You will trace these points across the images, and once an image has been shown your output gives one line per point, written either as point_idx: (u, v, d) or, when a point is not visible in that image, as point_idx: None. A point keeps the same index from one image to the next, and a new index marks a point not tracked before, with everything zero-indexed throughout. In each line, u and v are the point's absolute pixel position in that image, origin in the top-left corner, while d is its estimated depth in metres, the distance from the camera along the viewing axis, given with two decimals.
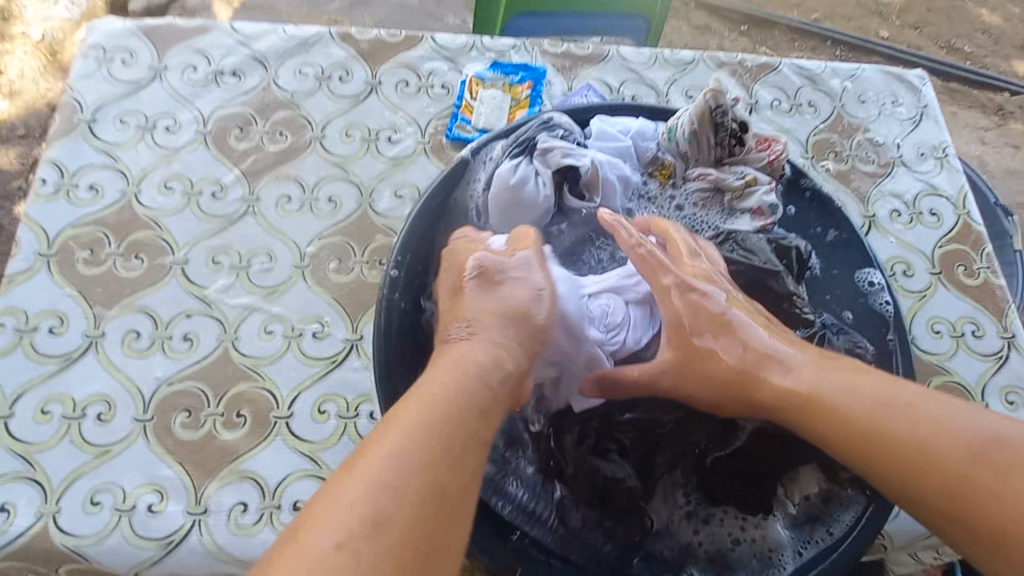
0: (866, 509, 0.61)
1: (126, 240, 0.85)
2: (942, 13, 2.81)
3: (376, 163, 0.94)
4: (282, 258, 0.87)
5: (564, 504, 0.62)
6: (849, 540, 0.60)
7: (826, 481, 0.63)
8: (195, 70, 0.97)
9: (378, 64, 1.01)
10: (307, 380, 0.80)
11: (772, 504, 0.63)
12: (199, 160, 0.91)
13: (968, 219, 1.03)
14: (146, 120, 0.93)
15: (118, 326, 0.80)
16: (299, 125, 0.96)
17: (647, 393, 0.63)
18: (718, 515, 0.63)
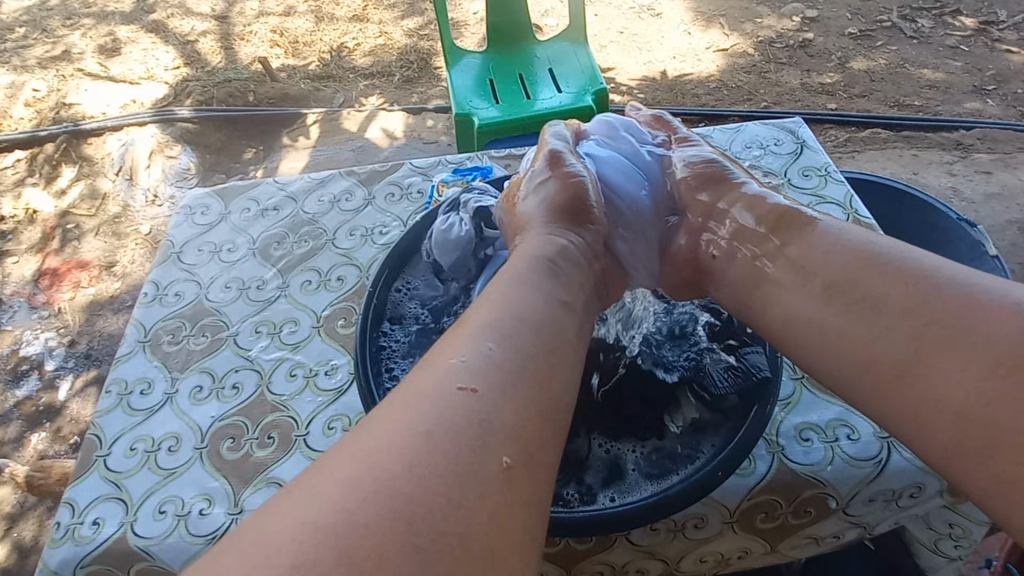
0: (733, 424, 0.76)
1: (197, 324, 1.18)
2: (886, 80, 3.17)
3: (372, 250, 1.28)
4: (304, 322, 1.17)
5: None
6: (725, 447, 0.74)
7: (702, 407, 0.78)
8: (249, 210, 1.38)
9: (373, 186, 1.40)
10: (320, 406, 1.04)
11: (663, 429, 0.78)
12: (249, 267, 1.27)
13: (856, 216, 1.22)
14: (215, 246, 1.32)
15: (188, 383, 1.10)
16: (317, 233, 1.32)
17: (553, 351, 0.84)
18: (621, 444, 0.78)
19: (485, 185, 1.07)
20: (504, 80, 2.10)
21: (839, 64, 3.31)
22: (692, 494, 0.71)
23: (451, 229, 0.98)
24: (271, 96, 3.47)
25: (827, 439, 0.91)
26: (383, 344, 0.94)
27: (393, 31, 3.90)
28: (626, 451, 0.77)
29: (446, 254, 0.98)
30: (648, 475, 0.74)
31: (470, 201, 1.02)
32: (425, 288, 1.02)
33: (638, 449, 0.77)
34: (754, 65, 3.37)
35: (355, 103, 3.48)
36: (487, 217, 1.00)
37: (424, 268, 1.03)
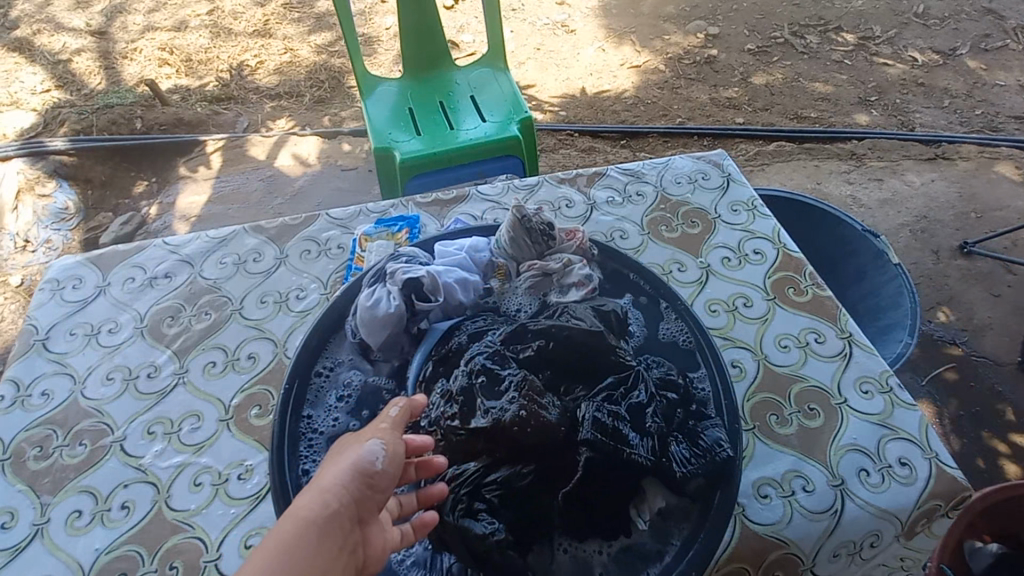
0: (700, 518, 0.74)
1: (72, 430, 0.99)
2: (784, 94, 3.39)
3: (288, 318, 1.13)
4: (209, 415, 1.00)
5: (455, 573, 0.71)
6: (693, 545, 0.71)
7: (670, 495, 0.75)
8: (134, 280, 1.19)
9: (285, 242, 1.26)
10: (234, 519, 0.89)
11: (630, 526, 0.74)
12: (136, 350, 1.09)
13: (786, 250, 1.24)
14: (92, 328, 1.12)
15: (62, 509, 0.90)
16: (221, 303, 1.16)
17: (507, 445, 0.70)
18: (587, 545, 0.74)
19: (414, 250, 0.97)
20: (424, 109, 2.00)
21: (743, 79, 3.50)
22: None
23: (377, 305, 0.87)
24: (163, 122, 3.13)
25: (784, 494, 0.90)
26: (304, 450, 0.81)
27: (300, 48, 3.66)
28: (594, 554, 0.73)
29: (373, 334, 0.87)
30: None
31: (396, 270, 0.91)
32: (350, 372, 0.89)
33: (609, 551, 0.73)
34: (667, 81, 3.48)
35: (262, 127, 3.22)
36: (417, 287, 0.89)
37: (350, 350, 0.91)
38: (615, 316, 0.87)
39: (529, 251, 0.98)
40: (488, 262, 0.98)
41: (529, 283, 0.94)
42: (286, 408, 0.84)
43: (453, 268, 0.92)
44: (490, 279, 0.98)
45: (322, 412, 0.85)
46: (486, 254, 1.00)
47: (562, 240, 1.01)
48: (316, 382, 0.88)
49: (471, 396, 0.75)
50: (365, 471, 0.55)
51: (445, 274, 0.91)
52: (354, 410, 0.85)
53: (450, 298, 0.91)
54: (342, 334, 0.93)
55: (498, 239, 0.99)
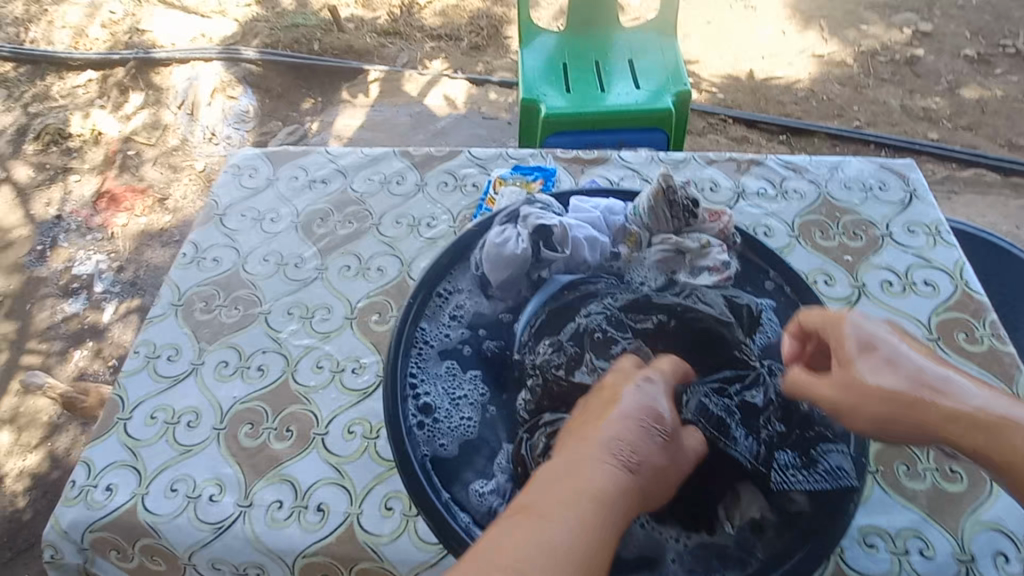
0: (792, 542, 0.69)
1: (231, 295, 1.15)
2: (999, 115, 2.84)
3: (417, 242, 1.21)
4: (337, 311, 1.12)
5: None
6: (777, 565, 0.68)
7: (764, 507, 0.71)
8: (297, 179, 1.34)
9: (426, 171, 1.33)
10: (343, 406, 0.99)
11: (713, 524, 0.71)
12: (290, 241, 1.23)
13: (966, 289, 1.06)
14: (258, 214, 1.28)
15: (214, 357, 1.07)
16: (363, 216, 1.26)
17: None
18: (664, 528, 0.71)
19: (549, 199, 0.98)
20: (579, 67, 1.96)
21: (948, 88, 2.98)
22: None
23: (506, 244, 0.90)
24: (336, 48, 3.39)
25: (895, 550, 0.81)
26: (414, 359, 0.88)
27: None
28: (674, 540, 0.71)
29: (495, 271, 0.90)
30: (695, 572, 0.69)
31: (530, 215, 0.93)
32: (468, 301, 0.94)
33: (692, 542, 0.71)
34: (851, 77, 3.07)
35: (418, 65, 3.37)
36: (546, 236, 0.91)
37: (471, 280, 0.95)
38: (746, 312, 0.82)
39: (667, 223, 0.94)
40: (619, 228, 0.96)
41: (659, 257, 0.92)
42: (405, 318, 0.91)
43: (585, 225, 0.92)
44: (620, 244, 0.96)
45: (435, 330, 0.92)
46: (619, 218, 0.98)
47: (703, 221, 0.96)
48: (436, 301, 0.94)
49: (582, 354, 0.76)
50: (630, 463, 0.58)
51: (576, 228, 0.92)
52: (465, 336, 0.91)
53: (576, 254, 0.92)
54: (465, 264, 0.98)
55: (636, 205, 0.96)
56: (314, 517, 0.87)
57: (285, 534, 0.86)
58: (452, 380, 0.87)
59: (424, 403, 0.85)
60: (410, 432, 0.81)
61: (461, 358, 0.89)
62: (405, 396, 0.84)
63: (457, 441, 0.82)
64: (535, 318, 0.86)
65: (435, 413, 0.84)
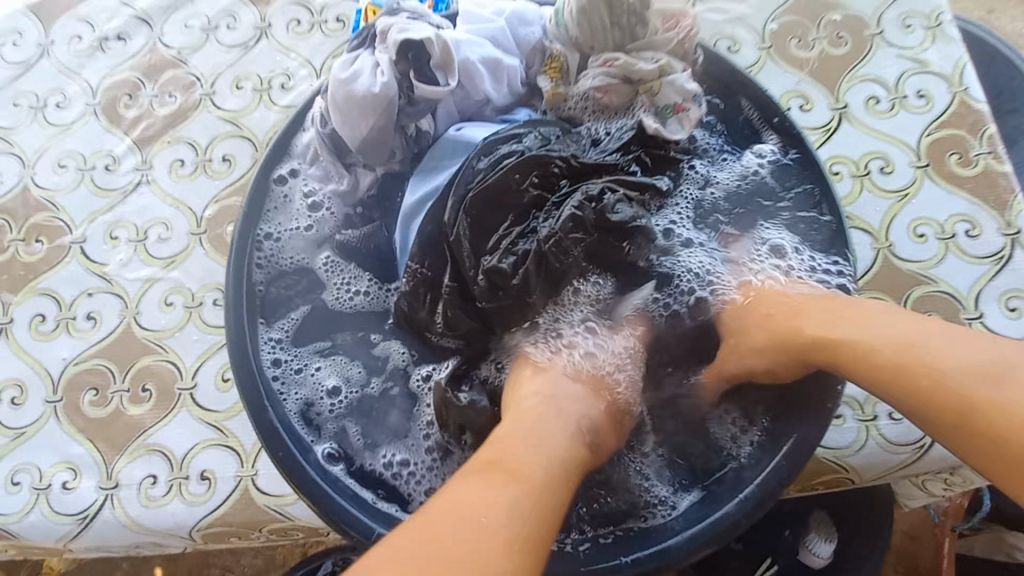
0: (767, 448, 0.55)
1: (26, 224, 0.84)
2: None
3: (270, 114, 0.88)
4: (178, 226, 0.83)
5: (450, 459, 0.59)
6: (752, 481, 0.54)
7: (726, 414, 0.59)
8: (81, 40, 0.93)
9: (266, 5, 0.93)
10: (210, 349, 0.78)
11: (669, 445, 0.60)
12: (91, 135, 0.88)
13: (965, 96, 0.85)
14: (37, 99, 0.90)
15: (25, 311, 0.80)
16: (187, 83, 0.90)
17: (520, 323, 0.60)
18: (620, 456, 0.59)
19: (424, 5, 0.66)
20: None
21: None
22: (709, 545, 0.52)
23: (357, 78, 0.61)
24: None
25: (862, 418, 0.73)
26: (262, 290, 0.63)
27: None
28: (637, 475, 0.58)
29: (348, 121, 0.62)
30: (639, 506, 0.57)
31: (390, 27, 0.63)
32: (320, 176, 0.67)
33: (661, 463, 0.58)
34: None
35: None
36: (420, 60, 0.62)
37: (319, 146, 0.65)
38: (711, 204, 0.66)
39: (608, 30, 0.65)
40: (535, 48, 0.69)
41: (598, 82, 0.64)
42: (243, 228, 0.63)
43: (478, 41, 0.64)
44: (538, 75, 0.69)
45: (283, 241, 0.66)
46: (535, 33, 0.69)
47: (658, 29, 0.66)
48: (277, 200, 0.66)
49: (526, 295, 0.59)
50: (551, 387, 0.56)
51: (465, 47, 0.64)
52: (324, 241, 0.68)
53: (470, 91, 0.65)
54: (308, 124, 0.67)
55: (558, 10, 0.66)
56: (197, 488, 0.72)
57: (167, 514, 0.71)
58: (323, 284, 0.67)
59: (285, 349, 0.63)
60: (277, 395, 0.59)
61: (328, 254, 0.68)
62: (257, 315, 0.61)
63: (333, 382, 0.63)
64: (448, 217, 0.58)
65: (304, 358, 0.63)
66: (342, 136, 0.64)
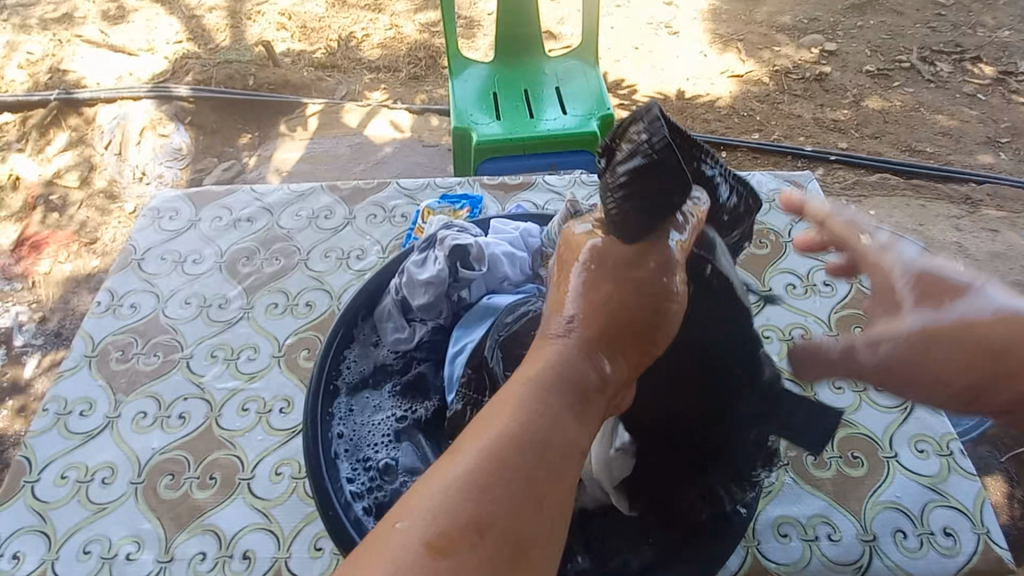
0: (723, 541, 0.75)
1: (150, 341, 1.11)
2: (900, 123, 3.12)
3: (346, 275, 1.21)
4: (264, 350, 1.10)
5: None
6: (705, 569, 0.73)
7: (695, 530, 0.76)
8: (220, 219, 1.31)
9: (355, 205, 1.33)
10: (269, 448, 0.97)
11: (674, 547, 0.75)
12: (213, 282, 1.20)
13: (860, 287, 1.15)
14: (180, 256, 1.25)
15: (131, 408, 1.02)
16: (290, 252, 1.25)
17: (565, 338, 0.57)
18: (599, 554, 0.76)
19: (467, 223, 1.00)
20: (508, 95, 2.07)
21: (854, 101, 3.27)
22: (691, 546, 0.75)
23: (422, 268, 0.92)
24: (273, 82, 3.41)
25: (806, 537, 0.86)
26: (341, 407, 0.86)
27: (406, 25, 3.89)
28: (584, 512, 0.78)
29: (416, 294, 0.90)
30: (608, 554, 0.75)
31: (445, 235, 0.95)
32: (390, 327, 0.93)
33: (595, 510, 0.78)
34: (768, 95, 3.33)
35: (358, 97, 3.42)
36: (463, 255, 0.92)
37: (391, 306, 0.93)
38: None
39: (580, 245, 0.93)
40: (537, 248, 1.00)
41: None
42: (324, 363, 0.89)
43: (501, 243, 0.96)
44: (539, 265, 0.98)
45: (356, 361, 0.91)
46: (537, 240, 1.01)
47: None
48: (362, 337, 0.94)
49: None
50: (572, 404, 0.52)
51: (492, 246, 0.95)
52: (389, 368, 0.91)
53: (495, 273, 0.94)
54: (386, 292, 0.96)
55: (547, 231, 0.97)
56: (238, 566, 0.85)
57: None
58: (384, 399, 0.88)
59: (348, 428, 0.85)
60: (332, 460, 0.80)
61: (391, 379, 0.90)
62: (326, 410, 0.85)
63: (381, 471, 0.81)
64: (490, 361, 0.79)
65: (364, 447, 0.83)
66: (408, 300, 0.91)
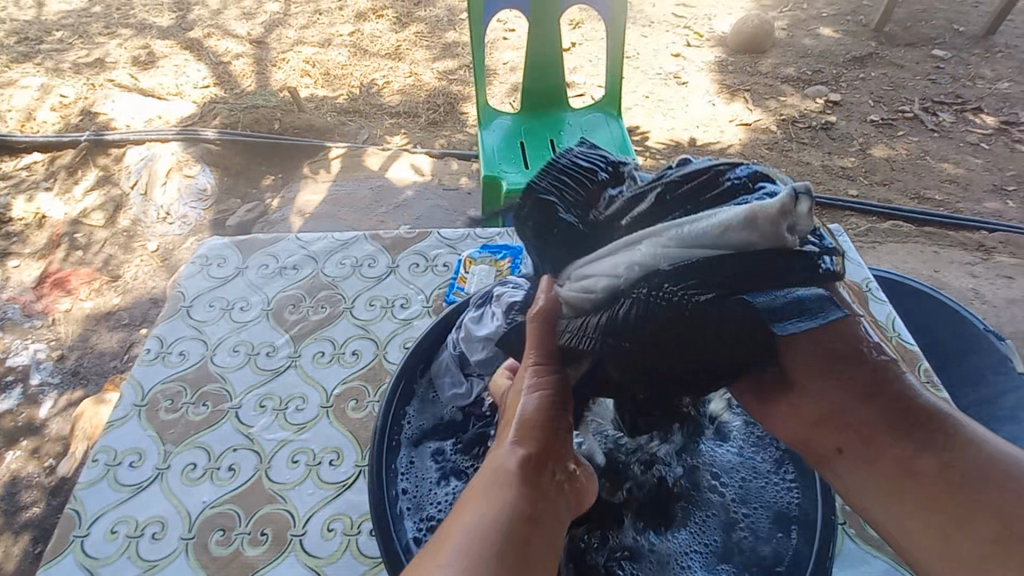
0: None
1: (199, 391, 1.12)
2: (907, 171, 3.20)
3: (391, 324, 1.23)
4: (312, 400, 1.10)
5: None
6: None
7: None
8: (267, 267, 1.34)
9: (398, 253, 1.37)
10: (321, 502, 0.96)
11: None
12: (260, 330, 1.22)
13: (900, 340, 1.17)
14: (227, 303, 1.27)
15: (181, 460, 1.02)
16: (335, 300, 1.27)
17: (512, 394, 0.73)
18: None
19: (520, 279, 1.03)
20: (534, 144, 2.15)
21: (860, 149, 3.37)
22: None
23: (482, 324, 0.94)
24: (297, 126, 3.52)
25: None
26: (402, 465, 0.86)
27: (425, 73, 4.05)
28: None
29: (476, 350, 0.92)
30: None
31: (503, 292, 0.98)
32: (448, 382, 0.94)
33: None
34: (777, 142, 3.43)
35: (379, 141, 3.53)
36: None
37: (449, 362, 0.95)
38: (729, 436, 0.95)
39: None
40: None
41: None
42: (386, 420, 0.89)
43: None
44: None
45: (417, 414, 0.92)
46: None
47: None
48: (420, 389, 0.95)
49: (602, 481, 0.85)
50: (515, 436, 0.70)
51: None
52: (449, 423, 0.91)
53: None
54: (444, 347, 0.98)
55: None
56: None
57: None
58: (447, 453, 0.88)
59: (410, 481, 0.84)
60: (397, 513, 0.79)
61: (452, 433, 0.90)
62: (388, 462, 0.85)
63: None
64: None
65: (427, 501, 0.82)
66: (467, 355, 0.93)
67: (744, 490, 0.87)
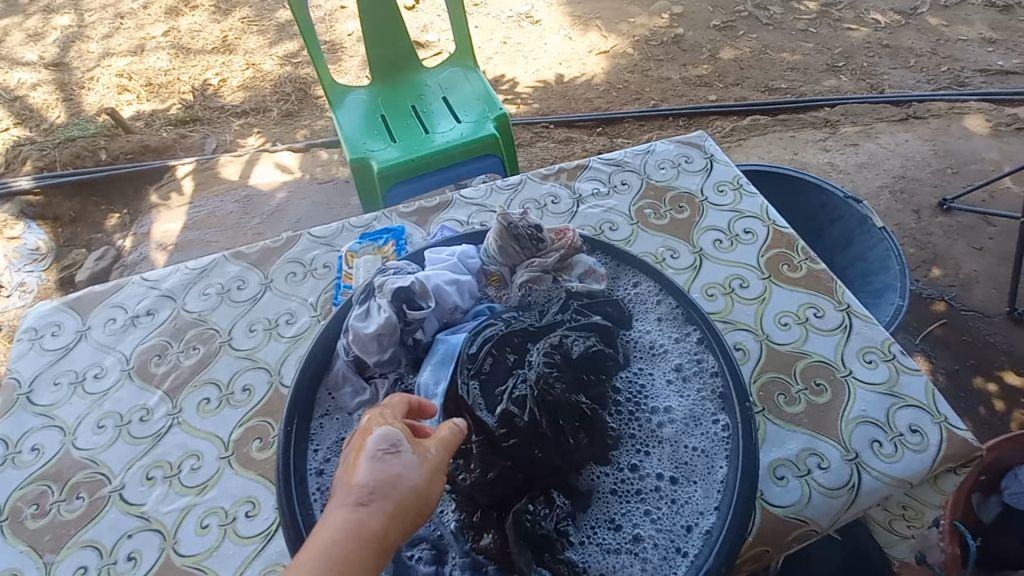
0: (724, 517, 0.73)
1: (67, 484, 0.96)
2: (755, 67, 3.40)
3: (280, 345, 1.10)
4: (208, 454, 0.97)
5: None
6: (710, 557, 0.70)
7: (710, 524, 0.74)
8: (115, 321, 1.16)
9: (268, 266, 1.23)
10: (245, 560, 0.85)
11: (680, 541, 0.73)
12: (126, 394, 1.05)
13: (776, 227, 1.23)
14: (77, 375, 1.09)
15: (67, 568, 0.87)
16: (208, 336, 1.12)
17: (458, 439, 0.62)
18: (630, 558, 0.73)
19: (401, 263, 0.96)
20: (396, 115, 2.01)
21: (711, 55, 3.52)
22: (736, 542, 0.71)
23: (370, 320, 0.86)
24: (128, 150, 3.06)
25: (800, 473, 0.90)
26: (314, 496, 0.74)
27: (264, 62, 3.66)
28: (604, 520, 0.76)
29: (369, 349, 0.85)
30: (666, 566, 0.72)
31: (386, 281, 0.90)
32: (350, 391, 0.87)
33: (616, 514, 0.76)
34: (637, 64, 3.50)
35: (232, 147, 3.18)
36: (407, 296, 0.88)
37: (346, 370, 0.87)
38: (655, 347, 0.92)
39: (518, 254, 0.98)
40: (479, 270, 0.99)
41: (530, 278, 0.95)
42: (288, 457, 0.78)
43: (441, 272, 0.92)
44: (485, 288, 0.98)
45: (323, 436, 0.82)
46: (476, 261, 1.00)
47: (552, 241, 1.01)
48: (323, 408, 0.86)
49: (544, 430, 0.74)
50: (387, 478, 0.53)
51: (433, 277, 0.90)
52: None
53: (443, 303, 0.90)
54: (336, 355, 0.90)
55: (487, 247, 0.99)
56: None
57: None
58: None
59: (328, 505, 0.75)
60: None
61: None
62: (292, 499, 0.73)
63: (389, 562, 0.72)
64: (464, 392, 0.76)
65: None
66: (361, 357, 0.86)
67: (677, 417, 0.85)
